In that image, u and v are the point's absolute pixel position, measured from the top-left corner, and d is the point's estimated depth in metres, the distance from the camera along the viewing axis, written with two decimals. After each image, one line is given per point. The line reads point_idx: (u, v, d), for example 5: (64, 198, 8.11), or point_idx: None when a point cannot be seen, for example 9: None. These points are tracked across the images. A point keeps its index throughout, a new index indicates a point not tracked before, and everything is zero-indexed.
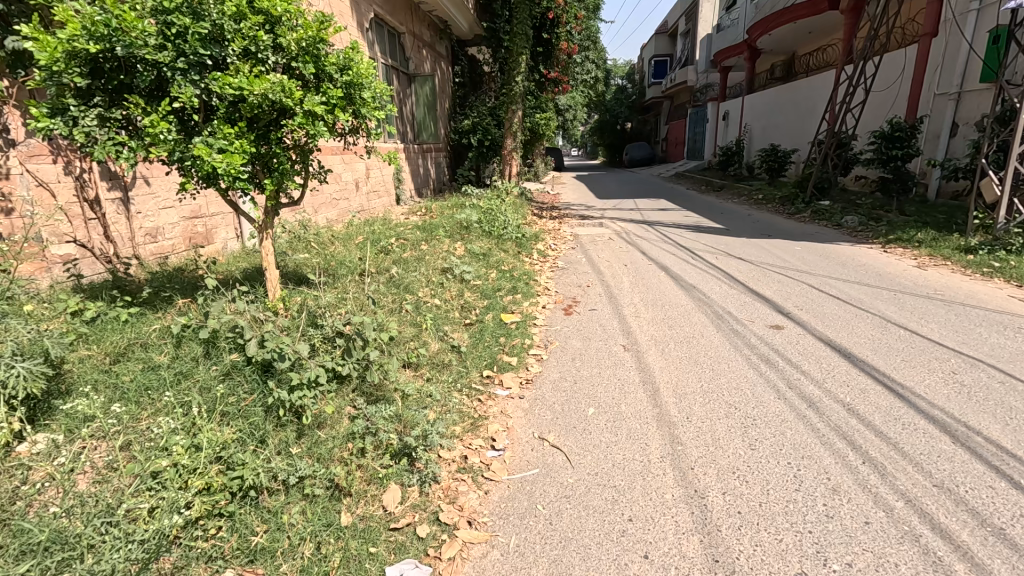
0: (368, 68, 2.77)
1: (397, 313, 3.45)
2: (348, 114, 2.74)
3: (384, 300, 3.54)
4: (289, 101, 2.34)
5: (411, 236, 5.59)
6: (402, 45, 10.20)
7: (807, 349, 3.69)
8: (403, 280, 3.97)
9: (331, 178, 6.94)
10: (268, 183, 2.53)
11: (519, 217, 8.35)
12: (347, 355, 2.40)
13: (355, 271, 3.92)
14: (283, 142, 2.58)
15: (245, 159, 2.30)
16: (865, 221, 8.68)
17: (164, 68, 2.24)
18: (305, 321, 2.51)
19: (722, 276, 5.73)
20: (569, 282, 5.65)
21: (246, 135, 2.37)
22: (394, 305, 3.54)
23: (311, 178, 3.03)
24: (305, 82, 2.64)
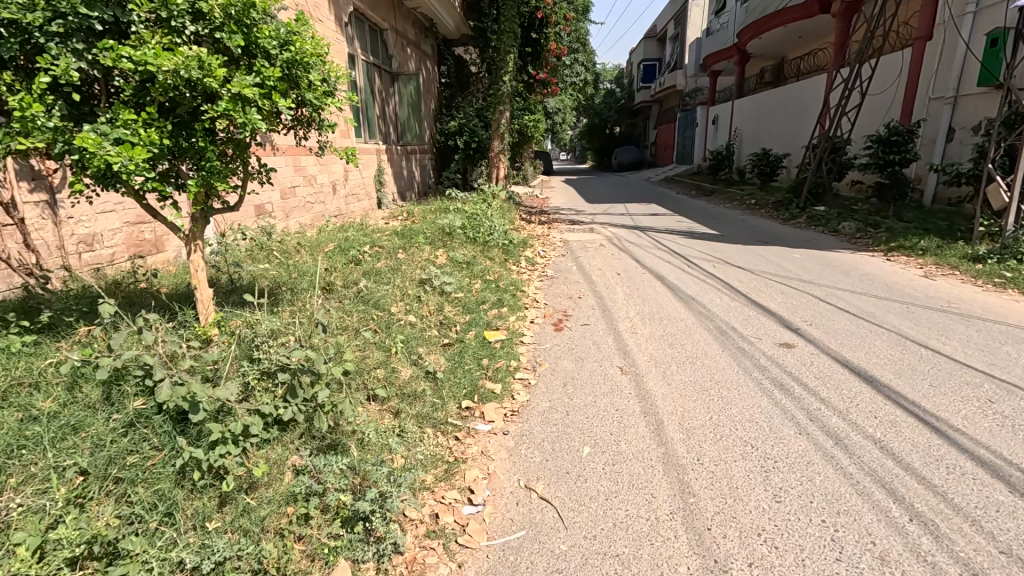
0: (314, 47, 2.40)
1: (364, 334, 3.02)
2: (290, 100, 2.36)
3: (349, 320, 3.11)
4: (212, 82, 1.95)
5: (387, 242, 5.15)
6: (385, 43, 9.78)
7: (824, 372, 3.33)
8: (374, 295, 3.54)
9: (305, 179, 6.49)
10: (195, 185, 2.12)
11: (506, 221, 7.95)
12: (287, 391, 1.99)
13: (318, 284, 3.48)
14: (212, 134, 2.17)
15: (152, 153, 1.91)
16: (863, 227, 8.42)
17: (34, 34, 1.83)
18: (236, 352, 2.10)
19: (721, 286, 5.38)
20: (559, 293, 5.26)
21: (157, 125, 1.97)
22: (361, 324, 3.11)
23: (254, 180, 2.60)
24: (234, 59, 2.24)
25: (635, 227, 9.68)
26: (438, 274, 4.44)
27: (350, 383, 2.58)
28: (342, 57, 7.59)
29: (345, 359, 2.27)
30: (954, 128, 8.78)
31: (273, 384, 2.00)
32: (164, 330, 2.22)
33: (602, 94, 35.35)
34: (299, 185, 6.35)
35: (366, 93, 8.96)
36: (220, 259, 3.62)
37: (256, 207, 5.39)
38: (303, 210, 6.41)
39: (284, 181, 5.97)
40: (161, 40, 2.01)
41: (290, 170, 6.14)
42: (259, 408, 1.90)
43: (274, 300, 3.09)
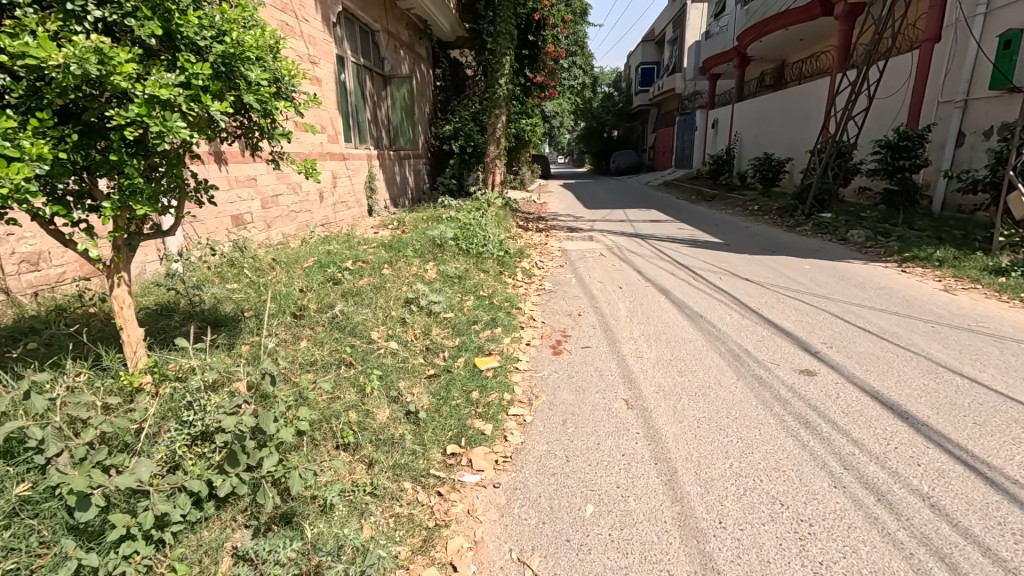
0: (255, 39, 2.05)
1: (334, 370, 2.66)
2: (225, 101, 2.02)
3: (318, 353, 2.76)
4: (118, 80, 1.63)
5: (372, 255, 4.81)
6: (377, 44, 9.47)
7: (852, 406, 2.99)
8: (352, 319, 3.20)
9: (290, 188, 6.15)
10: (108, 207, 1.78)
11: (502, 230, 7.62)
12: (218, 456, 1.67)
13: (288, 309, 3.12)
14: (131, 144, 1.85)
15: (40, 167, 1.58)
16: (873, 236, 8.11)
17: None
18: (161, 410, 1.81)
19: (730, 302, 5.05)
20: (557, 310, 4.92)
21: (52, 133, 1.65)
22: (330, 357, 2.76)
23: (193, 194, 2.26)
24: (154, 53, 1.91)
25: (635, 234, 9.35)
26: (426, 291, 4.11)
27: (314, 432, 2.24)
28: (330, 59, 7.28)
29: (303, 415, 1.92)
30: (965, 133, 8.50)
31: (206, 450, 1.67)
32: (77, 385, 1.94)
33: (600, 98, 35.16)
34: (284, 192, 6.03)
35: (357, 97, 8.63)
36: (179, 282, 3.29)
37: (233, 218, 5.06)
38: (288, 219, 6.10)
39: (266, 189, 5.64)
40: (51, 29, 1.67)
41: (273, 177, 5.80)
42: (182, 483, 1.58)
43: (233, 331, 2.75)
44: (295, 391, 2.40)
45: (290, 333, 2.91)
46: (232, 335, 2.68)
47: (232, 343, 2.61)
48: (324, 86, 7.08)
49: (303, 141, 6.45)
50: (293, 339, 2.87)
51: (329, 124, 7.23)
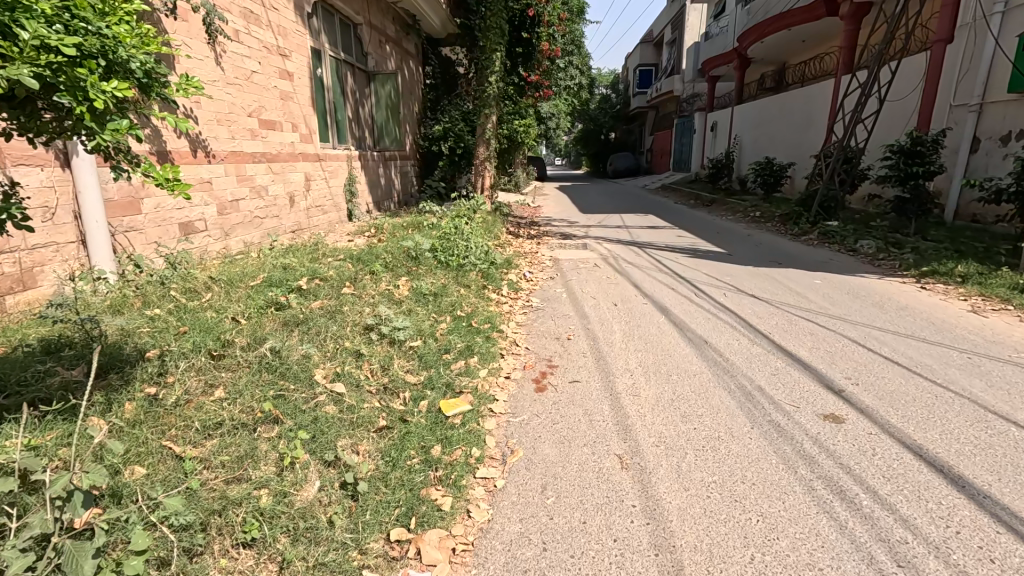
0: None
1: (248, 434, 2.13)
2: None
3: (231, 409, 2.22)
4: None
5: (333, 269, 4.26)
6: (360, 39, 8.93)
7: (893, 468, 2.46)
8: (289, 357, 2.66)
9: (253, 191, 5.59)
10: None
11: (489, 238, 7.09)
12: None
13: (206, 346, 2.58)
14: None
15: None
16: (884, 247, 7.62)
17: None
18: None
19: (737, 324, 4.53)
20: (544, 332, 4.37)
21: None
22: (244, 416, 2.22)
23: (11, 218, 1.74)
24: None
25: (632, 242, 8.84)
26: (389, 314, 3.57)
27: (195, 538, 1.68)
28: (303, 51, 6.72)
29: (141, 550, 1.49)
30: (979, 139, 8.02)
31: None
32: None
33: (597, 99, 34.73)
34: (246, 197, 5.48)
35: (336, 93, 8.08)
36: (71, 313, 2.72)
37: (181, 226, 4.53)
38: (251, 225, 5.57)
39: (223, 193, 5.09)
40: None
41: (233, 180, 5.25)
42: None
43: (112, 389, 2.20)
44: (180, 476, 1.86)
45: (202, 380, 2.38)
46: (110, 395, 2.14)
47: (111, 403, 2.11)
48: (296, 81, 6.53)
49: (270, 141, 5.90)
50: (205, 388, 2.34)
51: (301, 122, 6.67)
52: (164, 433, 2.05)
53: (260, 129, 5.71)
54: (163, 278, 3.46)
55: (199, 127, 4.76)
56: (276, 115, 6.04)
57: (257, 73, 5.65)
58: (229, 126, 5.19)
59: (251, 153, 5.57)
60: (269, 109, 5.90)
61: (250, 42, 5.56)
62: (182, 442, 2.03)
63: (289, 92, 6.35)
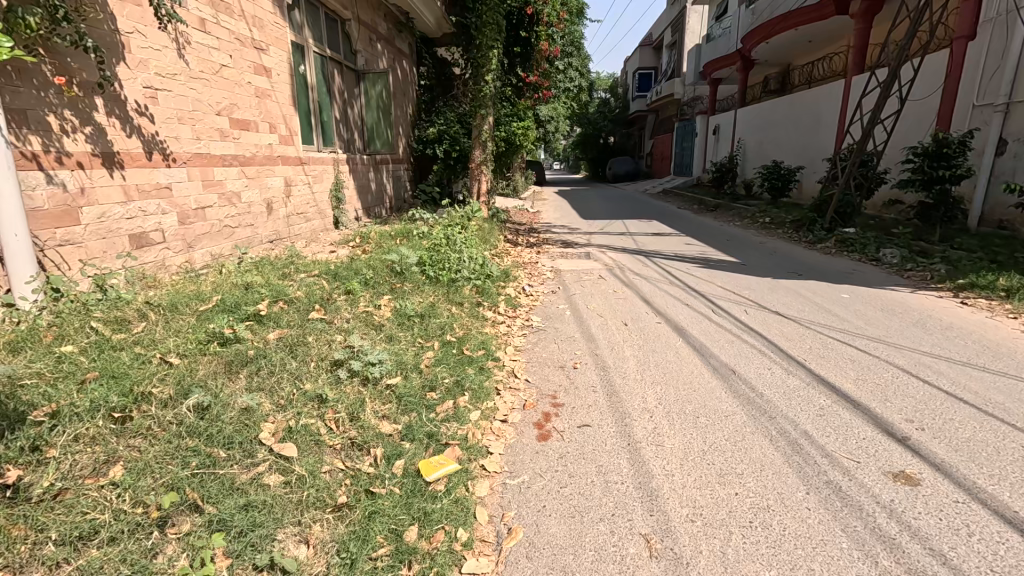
0: None
1: (139, 541, 1.58)
2: None
3: (123, 504, 1.67)
4: None
5: (303, 288, 3.70)
6: (348, 35, 8.41)
7: (1002, 557, 1.91)
8: (223, 416, 2.11)
9: (222, 198, 5.04)
10: None
11: (485, 249, 6.55)
12: None
13: (112, 402, 2.04)
14: None
15: None
16: (909, 256, 7.10)
17: None
18: None
19: (766, 349, 3.98)
20: (545, 359, 3.81)
21: None
22: (140, 514, 1.67)
23: None
24: None
25: (637, 251, 8.31)
26: (363, 346, 3.01)
27: None
28: (284, 46, 6.19)
29: None
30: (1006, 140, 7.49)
31: None
32: None
33: (596, 103, 34.29)
34: (215, 205, 4.94)
35: (322, 92, 7.54)
36: None
37: (132, 238, 3.98)
38: (220, 236, 5.01)
39: (186, 200, 4.54)
40: None
41: (198, 186, 4.70)
42: None
43: None
44: None
45: (95, 455, 1.84)
46: None
47: None
48: (275, 78, 6.00)
49: (243, 143, 5.36)
50: (97, 467, 1.80)
51: (280, 122, 6.13)
52: (9, 551, 1.50)
53: (231, 129, 5.17)
54: (87, 306, 2.90)
55: (155, 125, 4.21)
56: (251, 115, 5.51)
57: (227, 68, 5.11)
58: (194, 125, 4.64)
59: (221, 157, 5.03)
60: (242, 107, 5.36)
61: (219, 33, 5.02)
62: (32, 565, 1.48)
63: (267, 90, 5.82)
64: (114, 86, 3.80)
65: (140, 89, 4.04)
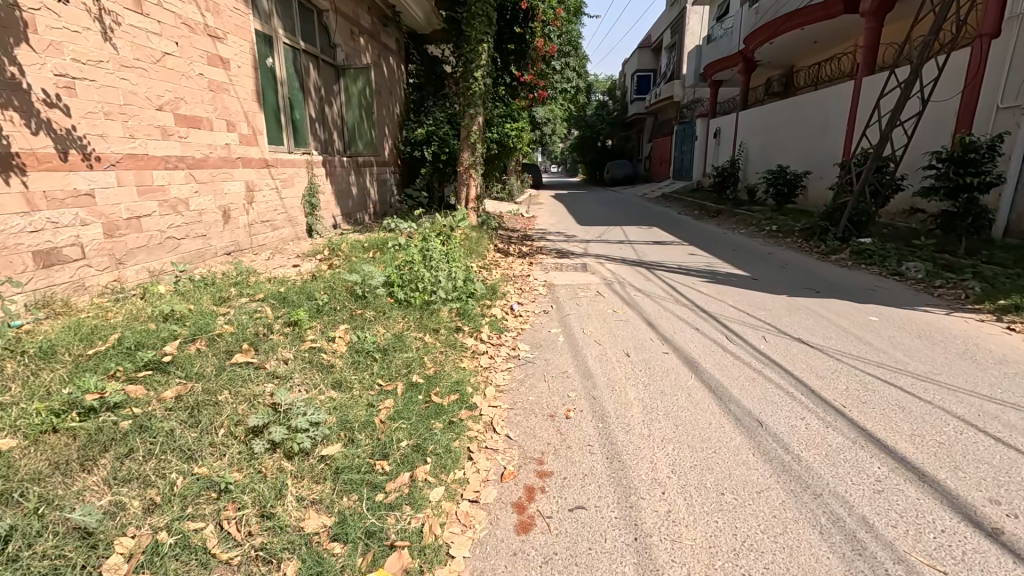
0: None
1: None
2: None
3: None
4: None
5: (236, 319, 3.06)
6: (326, 28, 7.78)
7: None
8: (40, 549, 1.49)
9: (164, 206, 4.39)
10: None
11: (469, 262, 5.92)
12: None
13: None
14: None
15: None
16: (935, 272, 6.50)
17: None
18: None
19: (795, 391, 3.34)
20: (533, 405, 3.16)
21: None
22: None
23: None
24: None
25: (637, 262, 7.70)
26: (295, 402, 2.34)
27: None
28: (245, 35, 5.52)
29: None
30: None
31: None
32: None
33: (593, 106, 33.74)
34: (156, 214, 4.30)
35: (295, 88, 6.89)
36: None
37: (37, 255, 3.34)
38: (161, 250, 4.36)
39: (114, 209, 3.88)
40: None
41: (131, 192, 4.04)
42: None
43: None
44: None
45: None
46: None
47: None
48: (234, 71, 5.35)
49: (191, 142, 4.72)
50: None
51: (240, 120, 5.48)
52: None
53: (176, 127, 4.53)
54: None
55: (73, 121, 3.55)
56: (203, 111, 4.86)
57: (171, 57, 4.46)
58: (126, 121, 3.98)
59: (164, 158, 4.39)
60: (190, 101, 4.70)
61: (162, 16, 4.37)
62: None
63: (223, 83, 5.17)
64: (12, 73, 3.16)
65: (50, 77, 3.39)
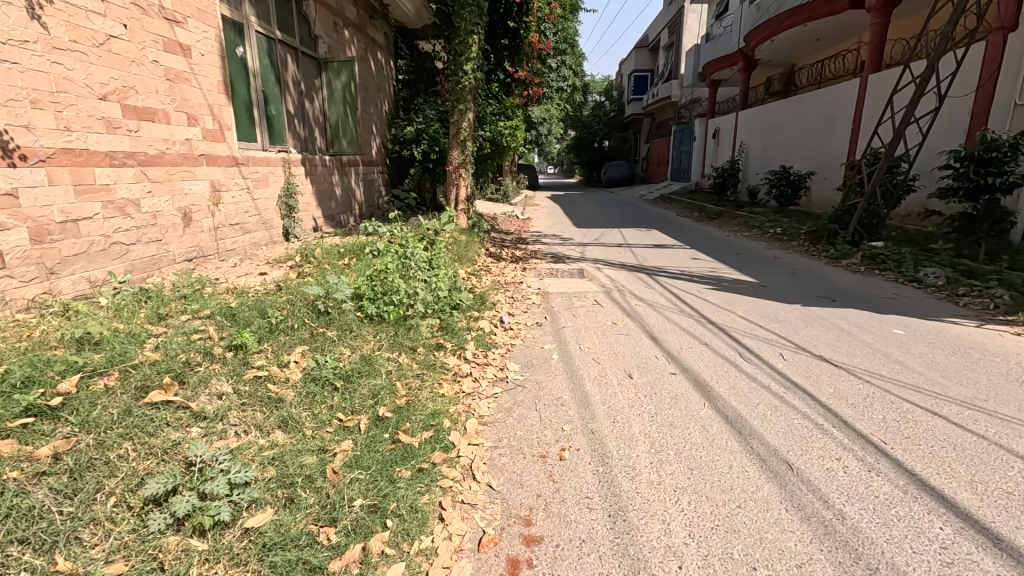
0: None
1: None
2: None
3: None
4: None
5: (168, 343, 2.58)
6: (306, 18, 7.31)
7: None
8: None
9: (110, 208, 3.92)
10: None
11: (456, 268, 5.46)
12: None
13: None
14: None
15: None
16: (956, 279, 6.07)
17: None
18: None
19: (826, 424, 2.88)
20: (521, 443, 2.69)
21: None
22: None
23: None
24: None
25: (637, 267, 7.27)
26: (216, 456, 1.87)
27: None
28: (209, 21, 5.05)
29: None
30: None
31: None
32: None
33: (590, 107, 33.37)
34: (98, 216, 3.81)
35: (270, 81, 6.40)
36: None
37: None
38: (105, 256, 3.86)
39: (43, 212, 3.41)
40: None
41: (66, 192, 3.57)
42: None
43: None
44: None
45: None
46: None
47: None
48: (196, 59, 4.88)
49: (143, 137, 4.23)
50: None
51: (204, 113, 5.00)
52: None
53: (124, 119, 4.05)
54: None
55: None
56: (157, 102, 4.38)
57: (119, 41, 3.99)
58: (59, 111, 3.51)
59: (109, 154, 3.91)
60: (142, 91, 4.23)
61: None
62: None
63: (183, 72, 4.70)
64: None
65: None
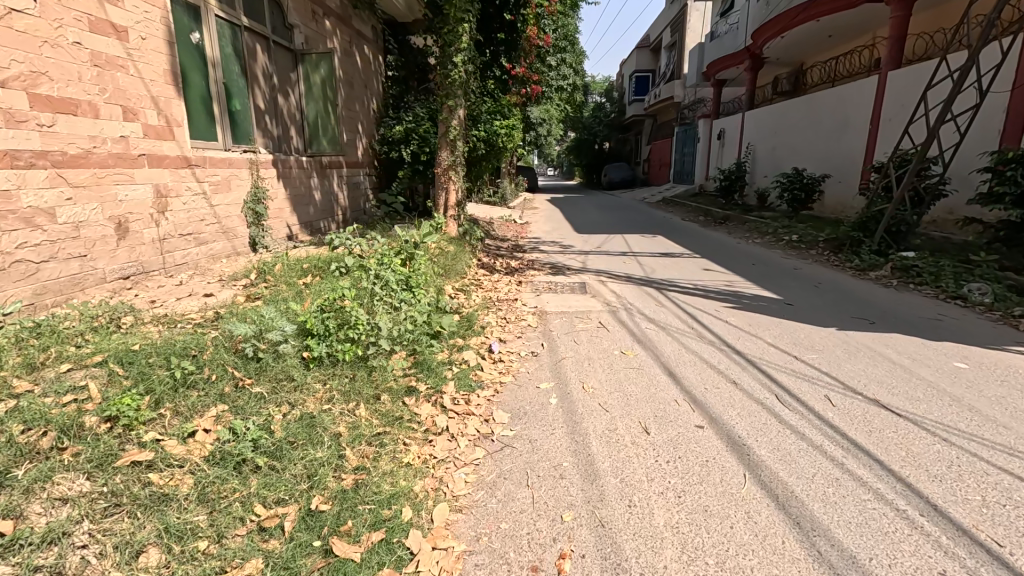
0: None
1: None
2: None
3: None
4: None
5: (13, 417, 1.94)
6: (280, 5, 6.62)
7: None
8: None
9: (13, 220, 3.26)
10: None
11: (439, 286, 4.78)
12: None
13: None
14: None
15: None
16: (1007, 296, 5.36)
17: None
18: None
19: (911, 513, 2.16)
20: (505, 544, 1.97)
21: None
22: None
23: None
24: None
25: (644, 280, 6.59)
26: None
27: None
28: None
29: None
30: None
31: None
32: None
33: (591, 107, 32.80)
34: None
35: (235, 72, 5.71)
36: None
37: None
38: (3, 278, 3.18)
39: None
40: None
41: None
42: None
43: None
44: None
45: None
46: None
47: None
48: (135, 43, 4.19)
49: (61, 133, 3.55)
50: None
51: (146, 106, 4.30)
52: None
53: (33, 112, 3.37)
54: None
55: None
56: (81, 91, 3.70)
57: (26, 16, 3.31)
58: None
59: (10, 153, 3.24)
60: (60, 79, 3.55)
61: None
62: None
63: (117, 58, 4.00)
64: None
65: None
